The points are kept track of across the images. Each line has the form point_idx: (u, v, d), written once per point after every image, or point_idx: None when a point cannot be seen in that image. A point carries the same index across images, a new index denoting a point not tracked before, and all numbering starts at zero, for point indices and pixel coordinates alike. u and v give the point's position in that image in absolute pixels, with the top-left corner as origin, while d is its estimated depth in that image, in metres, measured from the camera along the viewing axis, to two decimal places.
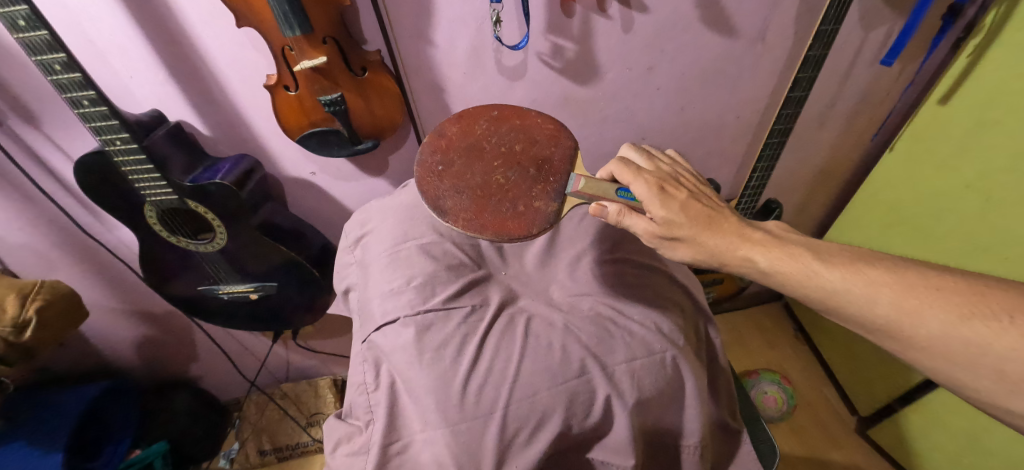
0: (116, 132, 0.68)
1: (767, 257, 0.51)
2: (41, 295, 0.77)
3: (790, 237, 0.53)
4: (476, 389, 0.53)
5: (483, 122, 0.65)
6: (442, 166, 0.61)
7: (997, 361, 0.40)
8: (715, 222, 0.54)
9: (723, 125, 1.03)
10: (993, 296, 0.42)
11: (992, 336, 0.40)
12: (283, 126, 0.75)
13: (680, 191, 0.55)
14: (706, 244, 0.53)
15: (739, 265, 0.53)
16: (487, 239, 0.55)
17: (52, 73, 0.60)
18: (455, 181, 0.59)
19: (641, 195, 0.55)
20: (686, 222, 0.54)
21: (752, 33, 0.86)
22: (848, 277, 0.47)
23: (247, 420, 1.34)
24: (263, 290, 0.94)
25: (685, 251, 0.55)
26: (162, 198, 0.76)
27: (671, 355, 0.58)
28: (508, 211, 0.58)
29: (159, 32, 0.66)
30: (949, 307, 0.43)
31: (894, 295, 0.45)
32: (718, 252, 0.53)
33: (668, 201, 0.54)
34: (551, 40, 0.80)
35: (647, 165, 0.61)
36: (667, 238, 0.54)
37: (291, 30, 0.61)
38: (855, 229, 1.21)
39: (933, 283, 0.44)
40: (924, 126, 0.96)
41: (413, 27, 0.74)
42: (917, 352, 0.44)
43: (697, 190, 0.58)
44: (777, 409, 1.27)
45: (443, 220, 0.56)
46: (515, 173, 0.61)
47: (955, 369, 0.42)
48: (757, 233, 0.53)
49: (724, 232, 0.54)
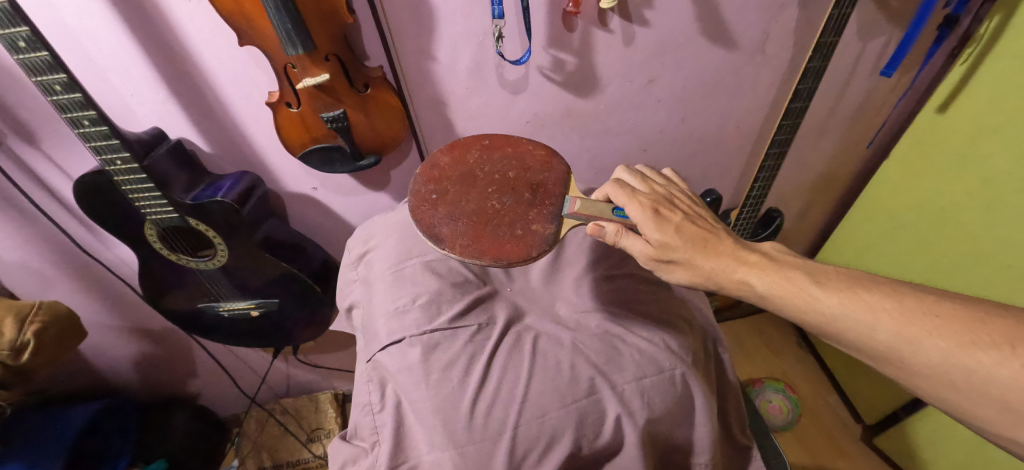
0: (116, 151, 0.67)
1: (764, 282, 0.50)
2: (39, 317, 0.76)
3: (787, 259, 0.53)
4: (485, 410, 0.52)
5: (474, 151, 0.66)
6: (436, 195, 0.61)
7: (1000, 391, 0.39)
8: (710, 245, 0.54)
9: (724, 135, 1.03)
10: (994, 324, 0.41)
11: (993, 365, 0.39)
12: (285, 143, 0.74)
13: (674, 214, 0.56)
14: (702, 267, 0.53)
15: (737, 288, 0.52)
16: (486, 265, 0.54)
17: (52, 93, 0.60)
18: (450, 208, 0.59)
19: (636, 217, 0.55)
20: (681, 246, 0.54)
21: (752, 45, 0.86)
22: (845, 303, 0.46)
23: (247, 436, 1.33)
24: (264, 307, 0.93)
25: (682, 274, 0.55)
26: (162, 216, 0.76)
27: (680, 372, 0.57)
28: (506, 235, 0.57)
29: (160, 50, 0.66)
30: (949, 334, 0.42)
31: (892, 322, 0.44)
32: (714, 275, 0.53)
33: (663, 224, 0.55)
34: (552, 54, 0.80)
35: (640, 186, 0.61)
36: (663, 261, 0.55)
37: (294, 48, 0.61)
38: (857, 237, 1.21)
39: (932, 309, 0.43)
40: (923, 136, 0.97)
41: (413, 43, 0.74)
42: (920, 379, 0.43)
43: (693, 212, 0.58)
44: (783, 418, 1.27)
45: (439, 248, 0.56)
46: (509, 199, 0.61)
47: (958, 397, 0.41)
48: (753, 255, 0.53)
49: (719, 255, 0.54)
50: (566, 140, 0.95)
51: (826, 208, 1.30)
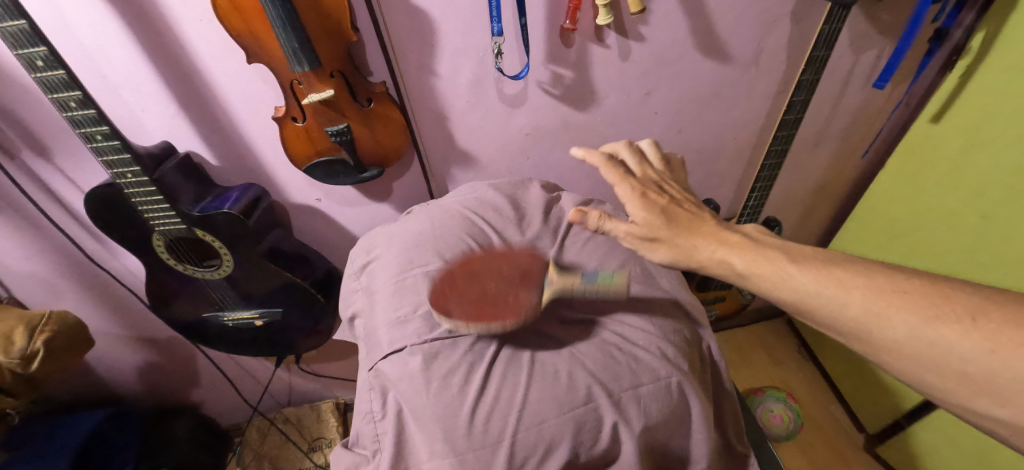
0: (127, 165, 0.69)
1: (743, 260, 0.51)
2: (48, 327, 0.77)
3: (767, 240, 0.54)
4: (484, 418, 0.54)
5: None
6: (451, 284, 0.62)
7: (961, 363, 0.40)
8: (694, 226, 0.56)
9: (721, 146, 1.04)
10: (957, 299, 0.42)
11: (956, 338, 0.40)
12: (291, 156, 0.76)
13: (661, 198, 0.58)
14: (683, 246, 0.55)
15: (717, 267, 0.53)
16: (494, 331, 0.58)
17: (67, 109, 0.62)
18: (464, 289, 0.61)
19: (623, 197, 0.58)
20: (665, 225, 0.56)
21: (746, 58, 0.88)
22: (817, 279, 0.47)
23: (249, 446, 1.34)
24: (268, 317, 0.95)
25: (664, 253, 0.56)
26: (170, 227, 0.77)
27: (677, 380, 0.58)
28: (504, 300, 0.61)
29: (171, 68, 0.68)
30: (915, 309, 0.42)
31: (861, 297, 0.45)
32: (695, 254, 0.55)
33: (649, 205, 0.57)
34: (551, 69, 0.82)
35: (635, 167, 0.63)
36: (646, 239, 0.57)
37: (301, 66, 0.63)
38: (854, 246, 1.21)
39: (898, 284, 0.44)
40: (917, 144, 0.99)
41: (416, 58, 0.76)
42: (885, 352, 0.44)
43: (682, 196, 0.60)
44: (785, 428, 1.27)
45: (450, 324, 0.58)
46: (512, 274, 0.63)
47: (922, 372, 0.42)
48: (734, 235, 0.54)
49: (702, 235, 0.55)
50: (566, 152, 0.97)
51: (824, 217, 1.31)
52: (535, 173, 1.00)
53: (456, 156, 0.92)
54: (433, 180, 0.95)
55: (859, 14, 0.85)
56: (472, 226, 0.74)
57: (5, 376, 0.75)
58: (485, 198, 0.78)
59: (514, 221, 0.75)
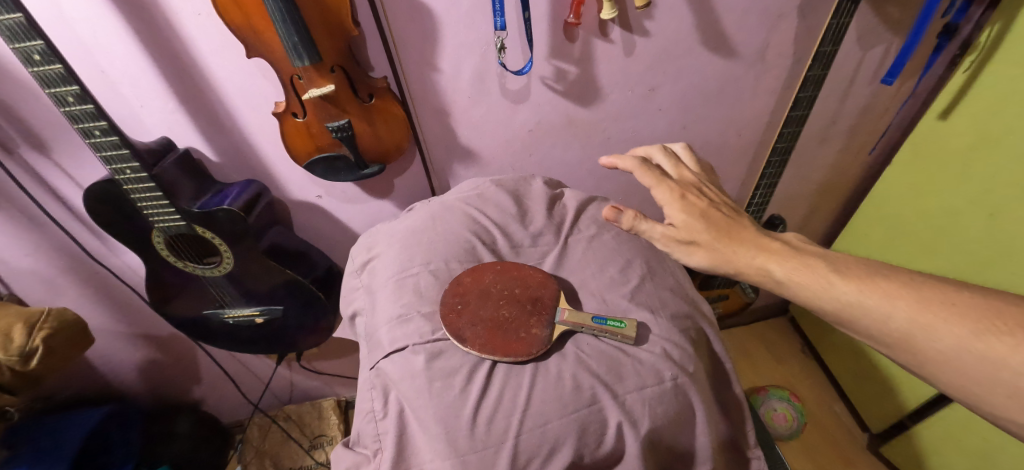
0: (126, 161, 0.68)
1: (783, 268, 0.50)
2: (47, 324, 0.77)
3: (808, 248, 0.52)
4: (487, 419, 0.53)
5: (488, 267, 0.65)
6: (462, 303, 0.61)
7: (1018, 381, 0.38)
8: (733, 231, 0.54)
9: (726, 144, 1.03)
10: (1015, 312, 0.40)
11: (1013, 353, 0.38)
12: (291, 152, 0.76)
13: (701, 200, 0.56)
14: (723, 250, 0.53)
15: (756, 274, 0.51)
16: (506, 360, 0.56)
17: (65, 104, 0.61)
18: (473, 311, 0.61)
19: (661, 199, 0.56)
20: (705, 229, 0.54)
21: (751, 54, 0.87)
22: (861, 290, 0.46)
23: (250, 443, 1.33)
24: (269, 314, 0.94)
25: (701, 257, 0.54)
26: (170, 224, 0.77)
27: (682, 381, 0.57)
28: (518, 331, 0.59)
29: (170, 62, 0.67)
30: (967, 322, 0.41)
31: (909, 309, 0.44)
32: (734, 259, 0.52)
33: (688, 207, 0.55)
34: (554, 64, 0.81)
35: (671, 170, 0.62)
36: (684, 242, 0.54)
37: (301, 60, 0.62)
38: (859, 245, 1.20)
39: (950, 298, 0.43)
40: (924, 141, 0.97)
41: (417, 54, 0.75)
42: (934, 366, 0.43)
43: (720, 200, 0.58)
44: (788, 427, 1.25)
45: (463, 347, 0.57)
46: (522, 307, 0.61)
47: (975, 388, 0.40)
48: (774, 242, 0.53)
49: (742, 241, 0.53)
50: (569, 149, 0.96)
51: (829, 216, 1.30)
52: (538, 170, 0.99)
53: (458, 153, 0.91)
54: (434, 177, 0.94)
55: (867, 9, 0.84)
56: (475, 223, 0.73)
57: (4, 374, 0.74)
58: (487, 194, 0.77)
59: (516, 218, 0.74)
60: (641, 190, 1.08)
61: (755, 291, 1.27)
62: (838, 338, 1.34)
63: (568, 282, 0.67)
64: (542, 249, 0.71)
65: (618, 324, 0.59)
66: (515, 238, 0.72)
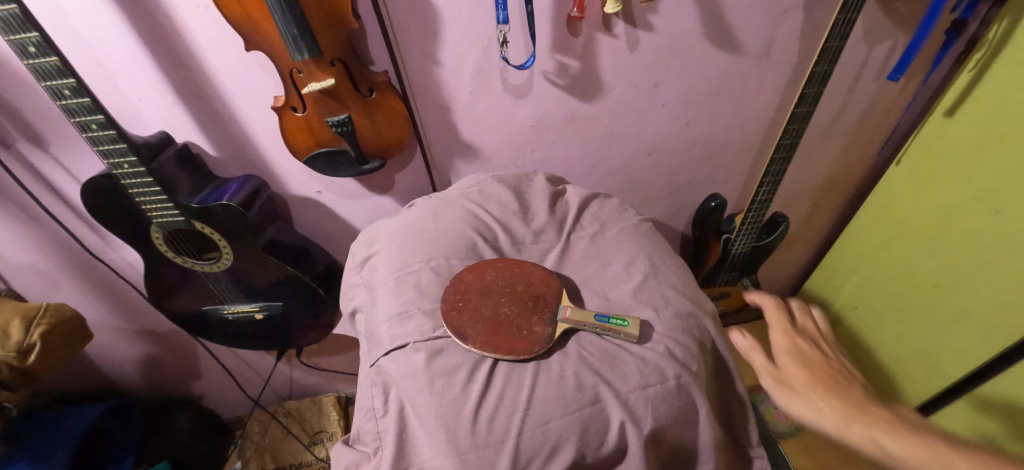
0: (123, 156, 0.67)
1: (897, 444, 0.46)
2: (45, 319, 0.76)
3: (929, 425, 0.48)
4: (488, 418, 0.52)
5: (491, 271, 0.64)
6: (463, 300, 0.61)
7: None
8: (844, 394, 0.53)
9: (729, 140, 1.02)
10: None
11: None
12: (291, 147, 0.75)
13: (816, 354, 0.58)
14: (823, 403, 0.52)
15: (865, 444, 0.47)
16: (506, 358, 0.56)
17: (61, 98, 0.60)
18: (474, 308, 0.60)
19: (776, 346, 0.61)
20: (808, 378, 0.55)
21: (756, 49, 0.86)
22: None
23: (250, 439, 1.34)
24: (268, 310, 0.93)
25: (800, 406, 0.53)
26: (168, 219, 0.76)
27: (685, 380, 0.56)
28: (519, 329, 0.58)
29: (168, 55, 0.66)
30: None
31: None
32: (837, 417, 0.50)
33: (800, 358, 0.58)
34: (557, 58, 0.80)
35: (800, 322, 0.64)
36: (782, 385, 0.55)
37: (300, 54, 0.61)
38: (860, 243, 1.19)
39: None
40: (929, 138, 0.96)
41: (418, 47, 0.74)
42: None
43: (839, 362, 0.58)
44: (788, 425, 1.26)
45: (464, 344, 0.57)
46: (525, 304, 0.61)
47: None
48: (894, 415, 0.49)
49: (852, 405, 0.51)
50: (571, 145, 0.95)
51: (832, 213, 1.29)
52: (539, 166, 0.98)
53: (459, 149, 0.90)
54: (435, 172, 0.93)
55: (875, 4, 0.83)
56: (476, 220, 0.72)
57: (3, 370, 0.74)
58: (488, 191, 0.76)
59: (518, 214, 0.73)
60: (644, 187, 1.07)
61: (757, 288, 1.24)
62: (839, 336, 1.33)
63: (570, 280, 0.66)
64: (544, 245, 0.71)
65: (621, 323, 0.58)
66: (517, 235, 0.71)
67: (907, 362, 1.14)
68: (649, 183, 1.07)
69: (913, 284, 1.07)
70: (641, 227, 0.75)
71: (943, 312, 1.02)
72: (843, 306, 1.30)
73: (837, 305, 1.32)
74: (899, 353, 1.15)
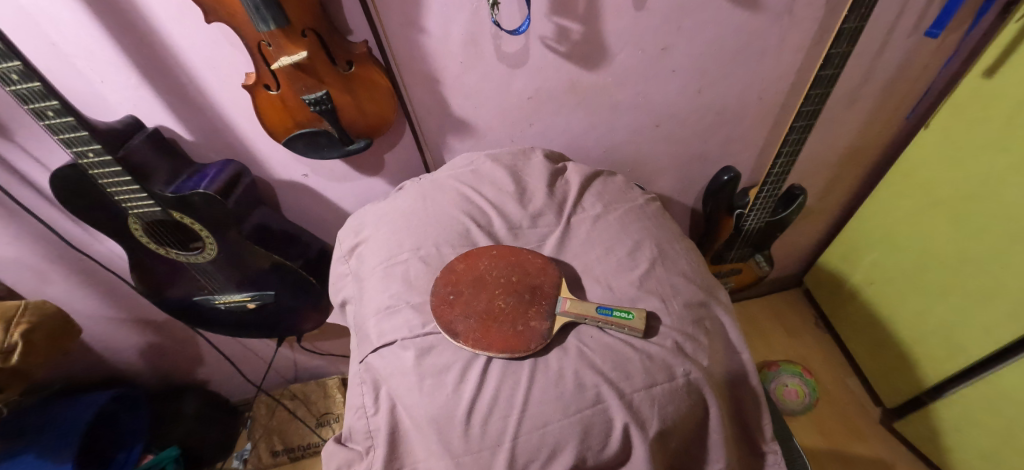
0: (87, 143, 0.62)
1: None
2: (25, 319, 0.74)
3: None
4: (482, 420, 0.49)
5: (484, 260, 0.60)
6: (454, 293, 0.56)
7: None
8: None
9: (744, 108, 0.94)
10: None
11: None
12: (268, 128, 0.69)
13: None
14: None
15: None
16: (498, 357, 0.51)
17: (10, 82, 0.54)
18: (466, 302, 0.56)
19: None
20: None
21: (778, 5, 0.77)
22: None
23: (258, 420, 1.33)
24: (261, 299, 0.90)
25: None
26: (145, 210, 0.72)
27: (693, 376, 0.52)
28: (512, 327, 0.54)
29: (125, 30, 0.60)
30: None
31: None
32: None
33: None
34: (555, 22, 0.72)
35: None
36: None
37: (265, 24, 0.55)
38: (882, 215, 1.12)
39: None
40: (964, 101, 0.88)
41: (401, 14, 0.67)
42: None
43: None
44: (799, 402, 1.22)
45: (454, 342, 0.53)
46: (520, 296, 0.56)
47: None
48: None
49: None
50: (572, 118, 0.88)
51: (852, 184, 1.22)
52: (539, 141, 0.91)
53: (451, 125, 0.84)
54: (428, 151, 0.87)
55: None
56: (469, 204, 0.67)
57: None
58: (483, 172, 0.71)
59: (513, 196, 0.68)
60: (651, 161, 1.01)
61: (770, 264, 1.19)
62: (854, 312, 1.28)
63: (571, 267, 0.61)
64: (542, 230, 0.65)
65: (625, 316, 0.54)
66: (513, 219, 0.66)
67: (924, 340, 1.08)
68: (657, 157, 1.00)
69: (940, 257, 1.00)
70: (647, 208, 0.69)
71: (968, 288, 0.95)
72: (861, 280, 1.24)
73: (855, 280, 1.26)
74: (916, 331, 1.10)
